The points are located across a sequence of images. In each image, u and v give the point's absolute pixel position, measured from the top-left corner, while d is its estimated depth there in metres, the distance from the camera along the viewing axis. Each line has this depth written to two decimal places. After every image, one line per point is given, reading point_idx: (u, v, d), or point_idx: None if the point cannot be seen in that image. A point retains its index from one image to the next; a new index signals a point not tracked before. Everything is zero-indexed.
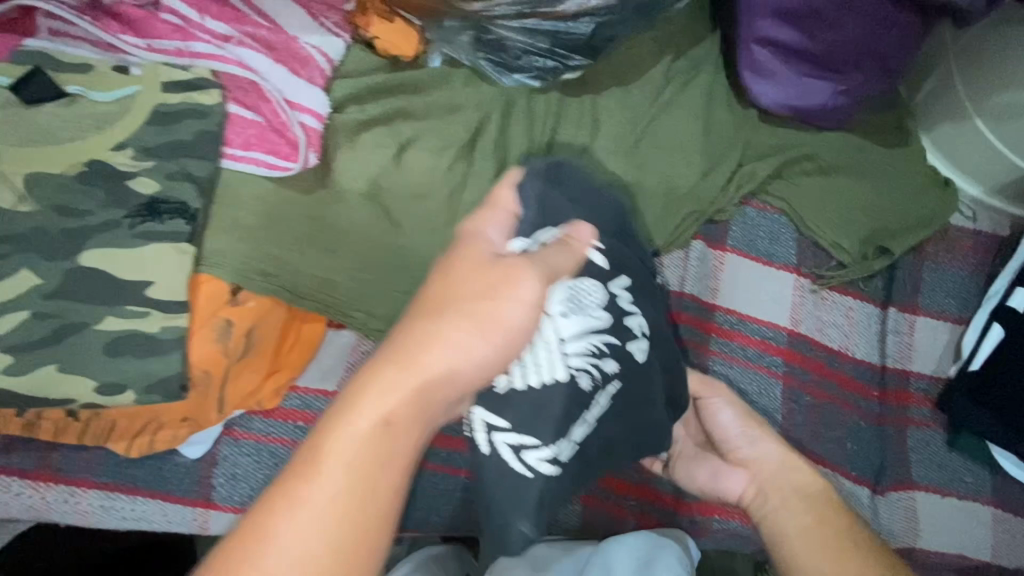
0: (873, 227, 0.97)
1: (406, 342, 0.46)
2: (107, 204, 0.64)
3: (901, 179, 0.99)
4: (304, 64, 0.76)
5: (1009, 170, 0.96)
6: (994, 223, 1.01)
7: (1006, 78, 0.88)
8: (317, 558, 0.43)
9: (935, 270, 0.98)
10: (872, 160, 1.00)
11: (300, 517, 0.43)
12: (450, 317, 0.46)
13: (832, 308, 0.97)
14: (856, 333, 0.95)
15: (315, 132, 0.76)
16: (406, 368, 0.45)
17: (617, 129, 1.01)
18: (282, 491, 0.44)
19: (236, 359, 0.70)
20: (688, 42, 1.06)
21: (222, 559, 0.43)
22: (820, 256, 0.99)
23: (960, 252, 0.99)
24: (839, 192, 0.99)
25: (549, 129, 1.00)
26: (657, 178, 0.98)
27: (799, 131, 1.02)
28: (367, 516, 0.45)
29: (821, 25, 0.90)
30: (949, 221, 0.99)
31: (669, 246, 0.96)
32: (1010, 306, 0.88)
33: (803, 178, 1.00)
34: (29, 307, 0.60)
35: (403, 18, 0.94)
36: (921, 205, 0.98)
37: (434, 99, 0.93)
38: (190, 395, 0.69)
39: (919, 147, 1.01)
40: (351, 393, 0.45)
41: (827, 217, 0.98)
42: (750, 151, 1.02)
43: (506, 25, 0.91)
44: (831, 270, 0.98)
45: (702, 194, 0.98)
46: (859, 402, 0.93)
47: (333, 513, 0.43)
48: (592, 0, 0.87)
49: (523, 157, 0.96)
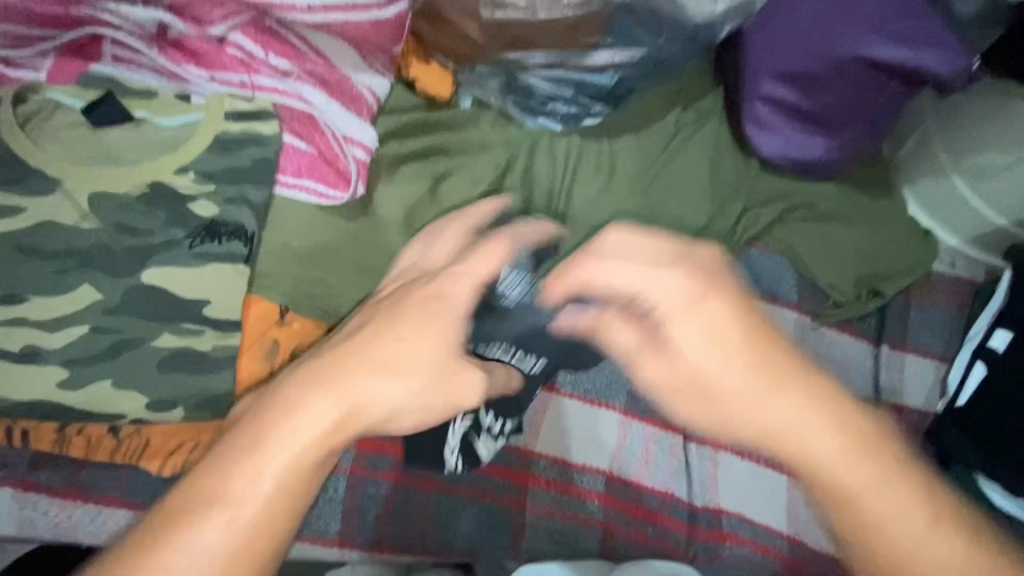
0: (866, 270, 1.06)
1: (331, 366, 0.50)
2: (168, 224, 0.68)
3: (891, 228, 1.08)
4: (356, 100, 0.81)
5: (983, 223, 1.06)
6: (971, 270, 1.11)
7: (980, 142, 1.00)
8: (251, 527, 0.46)
9: (920, 312, 1.07)
10: (864, 210, 1.09)
11: (235, 503, 0.46)
12: (398, 333, 0.53)
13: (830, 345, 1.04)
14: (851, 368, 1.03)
15: (364, 164, 0.80)
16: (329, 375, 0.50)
17: (632, 171, 1.08)
18: (225, 472, 0.47)
19: None
20: (697, 95, 1.15)
21: (157, 525, 0.46)
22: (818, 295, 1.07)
23: (942, 295, 1.08)
24: (835, 237, 1.07)
25: (571, 167, 1.05)
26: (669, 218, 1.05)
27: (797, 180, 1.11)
28: (280, 513, 0.48)
29: (819, 88, 1.00)
30: (932, 268, 1.09)
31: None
32: (991, 347, 0.95)
33: (802, 224, 1.09)
34: (88, 321, 0.65)
35: (440, 62, 1.01)
36: (908, 252, 1.07)
37: (466, 137, 0.99)
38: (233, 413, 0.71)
39: (904, 198, 1.11)
40: (289, 401, 0.48)
41: (825, 260, 1.06)
42: (753, 196, 1.10)
43: (536, 73, 0.99)
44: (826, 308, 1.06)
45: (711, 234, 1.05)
46: None
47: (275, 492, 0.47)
48: (617, 56, 0.96)
49: (547, 194, 1.02)
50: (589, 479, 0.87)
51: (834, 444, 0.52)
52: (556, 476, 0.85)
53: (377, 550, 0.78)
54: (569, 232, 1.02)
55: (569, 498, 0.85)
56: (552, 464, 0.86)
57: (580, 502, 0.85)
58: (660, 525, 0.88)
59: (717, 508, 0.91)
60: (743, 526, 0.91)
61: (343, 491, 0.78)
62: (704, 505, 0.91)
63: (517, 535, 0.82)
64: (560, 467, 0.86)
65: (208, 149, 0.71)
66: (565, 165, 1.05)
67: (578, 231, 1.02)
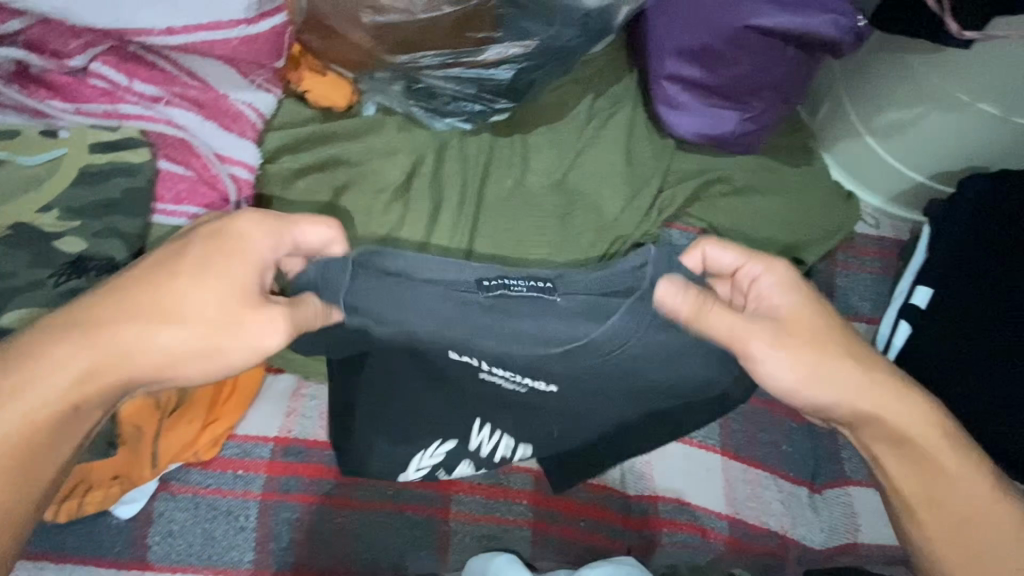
0: (788, 239, 1.05)
1: (96, 315, 0.53)
2: (31, 264, 0.66)
3: (811, 194, 1.08)
4: (236, 120, 0.79)
5: (902, 181, 1.06)
6: (896, 229, 1.10)
7: (887, 100, 0.98)
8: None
9: (847, 276, 1.06)
10: (782, 179, 1.08)
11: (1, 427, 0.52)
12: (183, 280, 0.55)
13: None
14: None
15: (247, 184, 0.79)
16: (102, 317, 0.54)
17: (546, 164, 1.07)
18: None
19: (169, 412, 0.72)
20: (609, 82, 1.14)
21: None
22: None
23: (869, 257, 1.07)
24: (755, 210, 1.07)
25: (483, 166, 1.04)
26: (586, 207, 1.04)
27: (716, 155, 1.10)
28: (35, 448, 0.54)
29: (719, 62, 0.99)
30: (854, 230, 1.08)
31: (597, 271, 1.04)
32: (913, 304, 0.96)
33: (720, 200, 1.08)
34: None
35: (336, 71, 1.00)
36: (830, 217, 1.07)
37: (367, 145, 0.97)
38: (123, 451, 0.70)
39: (822, 165, 1.11)
40: (33, 346, 0.53)
41: (745, 234, 1.06)
42: (670, 177, 1.09)
43: (433, 75, 0.98)
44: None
45: (628, 219, 1.05)
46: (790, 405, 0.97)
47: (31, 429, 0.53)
48: (510, 49, 0.95)
49: (458, 194, 1.00)
50: (517, 479, 0.85)
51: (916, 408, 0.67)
52: (479, 481, 0.84)
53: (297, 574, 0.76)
54: (482, 230, 1.01)
55: (496, 501, 0.83)
56: (476, 468, 0.85)
57: (507, 503, 0.84)
58: (593, 518, 0.87)
59: (653, 495, 0.90)
60: (680, 510, 0.90)
61: (254, 518, 0.76)
62: (639, 493, 0.90)
63: (443, 544, 0.81)
64: (484, 471, 0.85)
65: (73, 184, 0.69)
66: (475, 166, 1.04)
67: (492, 229, 1.01)
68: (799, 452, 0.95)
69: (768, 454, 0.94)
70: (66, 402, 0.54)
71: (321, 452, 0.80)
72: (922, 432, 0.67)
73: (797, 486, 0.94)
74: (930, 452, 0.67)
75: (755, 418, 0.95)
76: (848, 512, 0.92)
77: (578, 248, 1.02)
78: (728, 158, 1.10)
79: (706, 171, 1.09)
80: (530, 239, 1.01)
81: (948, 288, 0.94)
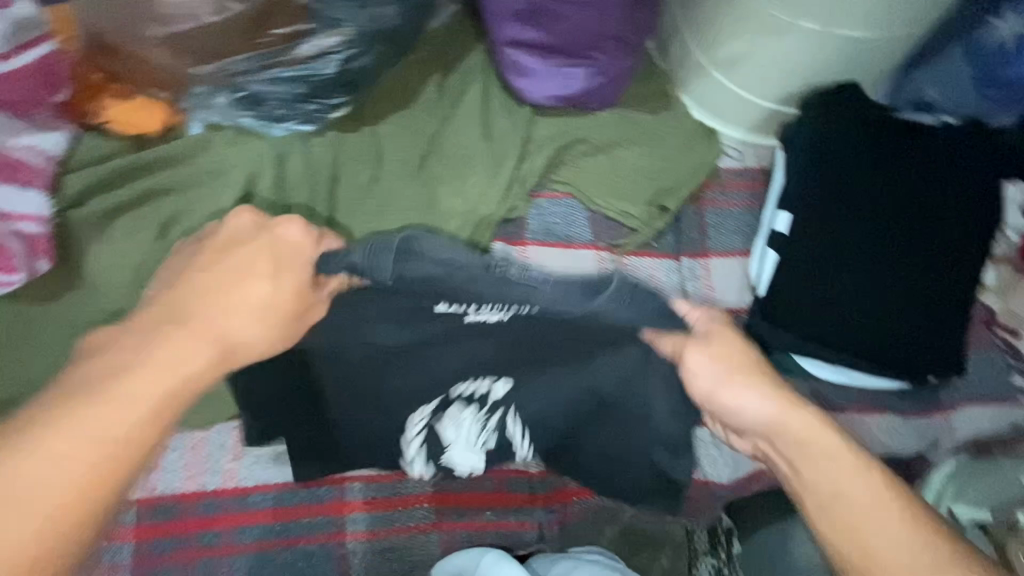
0: (654, 187, 1.06)
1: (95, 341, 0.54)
2: None
3: (671, 138, 1.07)
4: (22, 168, 0.85)
5: (756, 110, 1.06)
6: (759, 157, 1.12)
7: (726, 31, 0.97)
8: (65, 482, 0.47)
9: (716, 214, 1.07)
10: (644, 127, 1.07)
11: (61, 432, 0.48)
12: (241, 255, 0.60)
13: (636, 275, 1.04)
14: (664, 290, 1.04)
15: (34, 236, 0.84)
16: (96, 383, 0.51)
17: (401, 155, 1.02)
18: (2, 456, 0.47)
19: None
20: (456, 56, 1.09)
21: None
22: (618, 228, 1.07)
23: (735, 192, 1.09)
24: (619, 164, 1.06)
25: (331, 168, 0.99)
26: (448, 192, 1.01)
27: (577, 116, 1.07)
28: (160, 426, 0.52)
29: (551, 19, 0.95)
30: (718, 165, 1.10)
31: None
32: (776, 231, 0.97)
33: (584, 160, 1.08)
34: None
35: (145, 96, 0.90)
36: (691, 157, 1.07)
37: (195, 168, 0.91)
38: None
39: (680, 107, 1.10)
40: (112, 336, 0.54)
41: (611, 192, 1.06)
42: (532, 145, 1.07)
43: (256, 80, 0.90)
44: (624, 238, 1.07)
45: (492, 197, 1.02)
46: None
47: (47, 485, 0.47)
48: (327, 40, 0.88)
49: (307, 204, 0.96)
50: (414, 484, 0.83)
51: (856, 473, 0.63)
52: (373, 495, 0.82)
53: None
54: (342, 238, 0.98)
55: (393, 511, 0.81)
56: (367, 483, 0.82)
57: (406, 511, 0.82)
58: (500, 506, 0.86)
59: (558, 468, 0.90)
60: None
61: None
62: (544, 470, 0.89)
63: (343, 566, 0.79)
64: (376, 484, 0.82)
65: None
66: (324, 170, 0.99)
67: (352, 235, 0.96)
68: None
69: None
70: (94, 477, 0.48)
71: (196, 503, 0.77)
72: (832, 481, 0.63)
73: (696, 428, 0.96)
74: (846, 496, 0.62)
75: None
76: None
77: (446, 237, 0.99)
78: (590, 118, 1.07)
79: (566, 133, 1.07)
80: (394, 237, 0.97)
81: (805, 206, 0.96)
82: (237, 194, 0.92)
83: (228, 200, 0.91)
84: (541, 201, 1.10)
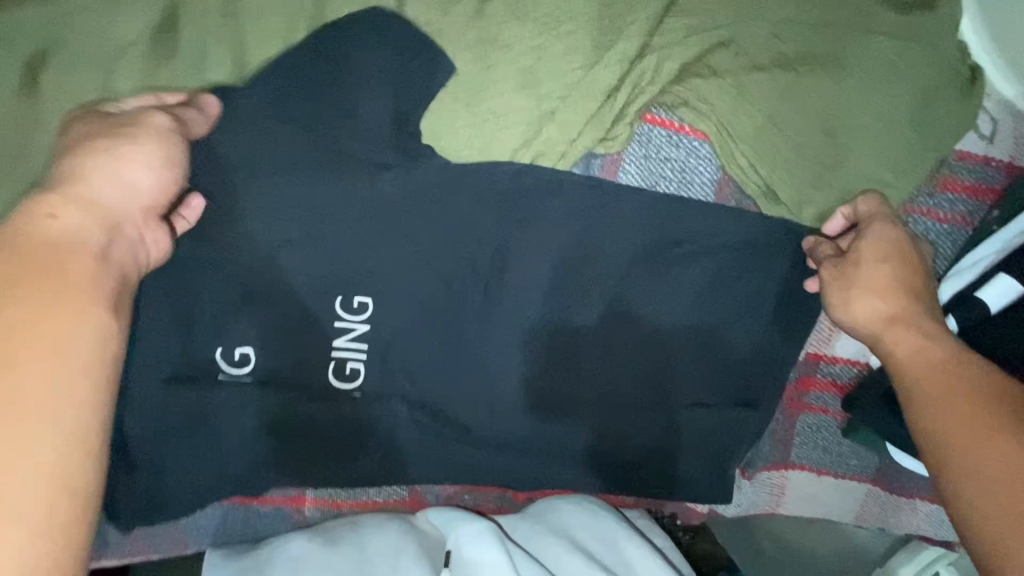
0: (817, 168, 0.66)
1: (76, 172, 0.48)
2: None
3: (905, 113, 0.65)
4: None
5: None
6: (1017, 148, 0.68)
7: None
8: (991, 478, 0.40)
9: (903, 226, 0.69)
10: (872, 80, 0.64)
11: (974, 467, 0.41)
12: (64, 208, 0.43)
13: (746, 311, 0.69)
14: (794, 338, 0.71)
15: None
16: (24, 250, 0.38)
17: (449, 28, 0.63)
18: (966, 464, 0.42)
19: None
20: None
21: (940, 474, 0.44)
22: (742, 219, 0.66)
23: (957, 194, 0.69)
24: (803, 114, 0.65)
25: (333, 35, 0.62)
26: (512, 106, 0.64)
27: (756, 25, 0.64)
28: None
29: None
30: (953, 148, 0.67)
31: (537, 161, 0.65)
32: (977, 300, 0.63)
33: (745, 98, 0.64)
34: None
35: None
36: (920, 150, 0.65)
37: (138, 18, 0.62)
38: None
39: (937, 37, 0.65)
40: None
41: (774, 172, 0.66)
42: (665, 46, 0.64)
43: None
44: (744, 240, 0.66)
45: (569, 132, 0.64)
46: (818, 402, 0.77)
47: (45, 481, 0.32)
48: None
49: (287, 90, 0.62)
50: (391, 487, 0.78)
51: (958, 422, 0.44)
52: (323, 478, 0.68)
53: (138, 554, 0.71)
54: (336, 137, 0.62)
55: (357, 487, 0.75)
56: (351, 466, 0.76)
57: (375, 488, 0.76)
58: (478, 493, 0.80)
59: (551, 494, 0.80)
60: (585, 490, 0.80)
61: None
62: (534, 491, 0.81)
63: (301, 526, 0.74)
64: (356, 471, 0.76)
65: None
66: (350, 10, 0.63)
67: (344, 160, 0.62)
68: (712, 458, 0.76)
69: (685, 454, 0.75)
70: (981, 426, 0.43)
71: None
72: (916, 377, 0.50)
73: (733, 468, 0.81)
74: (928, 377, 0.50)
75: (699, 423, 0.73)
76: (775, 492, 0.83)
77: (486, 181, 0.64)
78: (796, 37, 0.64)
79: (725, 42, 0.65)
80: (411, 162, 0.63)
81: None
82: (236, 33, 0.63)
83: (219, 39, 0.62)
84: (624, 164, 0.66)
